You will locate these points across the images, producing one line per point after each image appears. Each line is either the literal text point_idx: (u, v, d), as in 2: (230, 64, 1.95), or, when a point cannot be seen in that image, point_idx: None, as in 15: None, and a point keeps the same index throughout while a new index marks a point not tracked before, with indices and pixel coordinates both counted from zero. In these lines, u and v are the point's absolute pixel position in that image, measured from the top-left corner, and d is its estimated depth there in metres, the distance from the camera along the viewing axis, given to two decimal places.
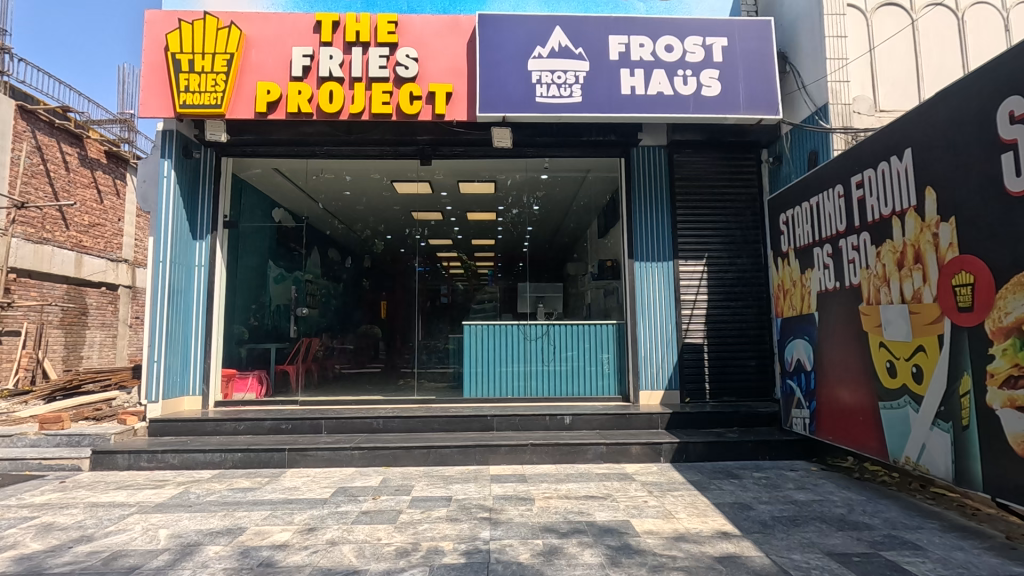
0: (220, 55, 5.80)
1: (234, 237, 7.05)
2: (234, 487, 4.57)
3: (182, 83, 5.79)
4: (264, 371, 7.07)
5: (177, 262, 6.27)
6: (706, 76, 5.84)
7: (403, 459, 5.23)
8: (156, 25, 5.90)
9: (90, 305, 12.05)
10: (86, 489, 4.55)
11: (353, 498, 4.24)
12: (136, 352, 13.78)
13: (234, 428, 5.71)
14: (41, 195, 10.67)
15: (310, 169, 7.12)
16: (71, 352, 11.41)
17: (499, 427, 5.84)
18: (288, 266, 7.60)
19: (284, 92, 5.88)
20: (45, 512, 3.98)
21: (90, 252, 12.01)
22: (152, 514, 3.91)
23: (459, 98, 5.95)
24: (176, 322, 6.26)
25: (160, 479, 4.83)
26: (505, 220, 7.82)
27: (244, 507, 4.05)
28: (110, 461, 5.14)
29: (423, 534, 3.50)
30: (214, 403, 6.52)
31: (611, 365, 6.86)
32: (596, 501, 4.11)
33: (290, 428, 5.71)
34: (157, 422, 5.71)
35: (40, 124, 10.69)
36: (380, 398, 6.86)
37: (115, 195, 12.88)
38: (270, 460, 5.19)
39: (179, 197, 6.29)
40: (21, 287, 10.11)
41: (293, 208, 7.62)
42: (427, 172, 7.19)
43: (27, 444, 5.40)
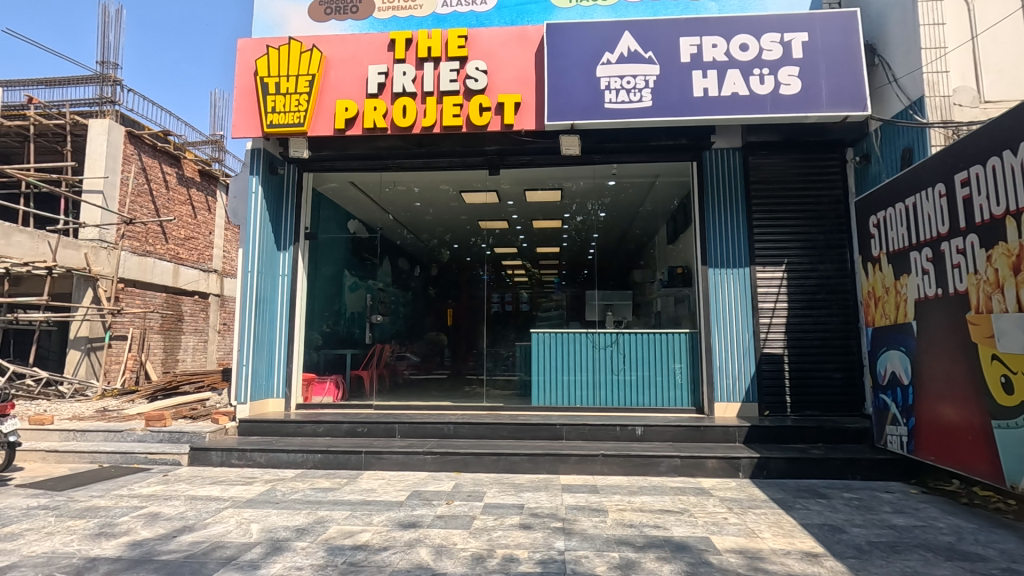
0: (303, 77, 6.17)
1: (314, 248, 7.43)
2: (315, 487, 4.78)
3: (269, 104, 6.20)
4: (340, 376, 7.34)
5: (264, 272, 6.68)
6: (785, 74, 5.59)
7: (474, 465, 5.29)
8: (247, 52, 6.37)
9: (185, 312, 13.03)
10: (185, 483, 4.91)
11: (427, 501, 4.33)
12: (224, 356, 14.75)
13: (314, 430, 5.98)
14: (145, 212, 11.73)
15: (383, 181, 7.42)
16: (169, 354, 12.37)
17: (568, 436, 5.78)
18: (361, 274, 7.85)
19: (361, 108, 6.16)
20: (152, 503, 4.32)
21: (186, 263, 13.03)
22: (244, 509, 4.16)
23: (528, 107, 6.00)
24: (262, 329, 6.67)
25: (249, 477, 5.13)
26: (571, 227, 7.79)
27: (325, 506, 4.22)
28: (205, 458, 5.53)
29: (498, 540, 3.51)
30: (295, 406, 6.89)
31: (684, 376, 6.64)
32: (672, 516, 3.98)
33: (366, 431, 5.94)
34: (246, 422, 6.08)
35: (145, 147, 11.78)
36: (449, 404, 7.00)
37: (207, 210, 13.94)
38: (347, 462, 5.40)
39: (265, 211, 6.72)
40: (128, 295, 11.10)
41: (367, 220, 7.89)
42: (494, 181, 7.33)
43: (135, 439, 5.90)
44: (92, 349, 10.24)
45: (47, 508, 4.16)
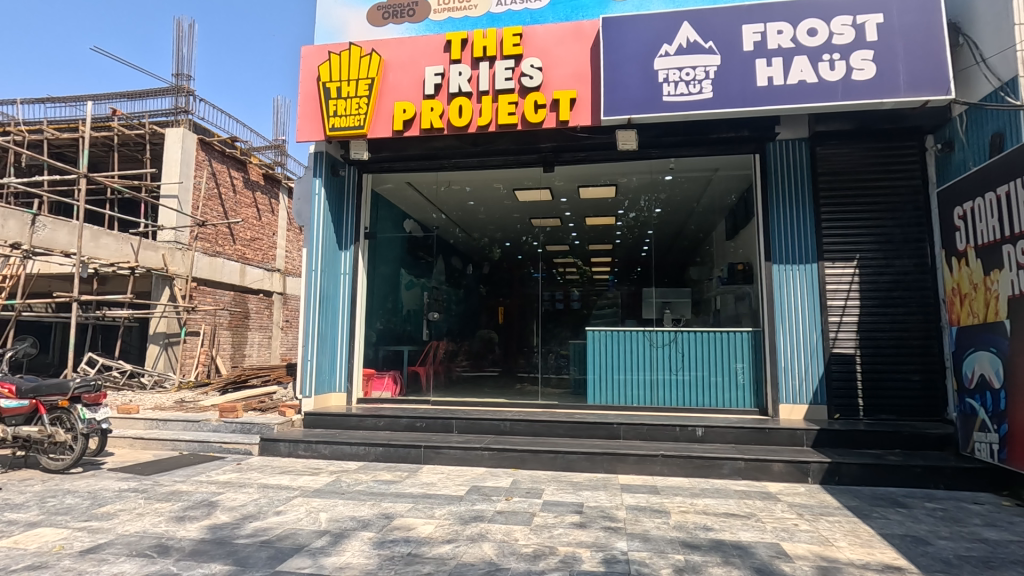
0: (363, 80, 6.36)
1: (373, 247, 7.61)
2: (378, 479, 4.92)
3: (331, 108, 6.42)
4: (398, 372, 7.53)
5: (326, 271, 6.92)
6: (857, 59, 5.29)
7: (531, 463, 5.30)
8: (310, 59, 6.62)
9: (252, 309, 13.69)
10: (257, 472, 5.16)
11: (487, 497, 4.37)
12: (288, 352, 15.39)
13: (375, 424, 6.15)
14: (215, 215, 12.41)
15: (438, 181, 7.54)
16: (237, 350, 13.04)
17: (626, 436, 5.70)
18: (417, 274, 7.98)
19: (418, 110, 6.29)
20: (228, 489, 4.57)
21: (252, 263, 13.71)
22: (312, 498, 4.34)
23: (584, 103, 5.95)
24: (325, 325, 6.92)
25: (316, 467, 5.34)
26: (624, 224, 7.74)
27: (388, 498, 4.34)
28: (274, 448, 5.79)
29: (558, 538, 3.51)
30: (356, 400, 7.12)
31: (746, 375, 6.41)
32: (738, 520, 3.85)
33: (424, 426, 6.06)
34: (310, 415, 6.33)
35: (214, 153, 12.46)
36: (504, 401, 7.03)
37: (271, 213, 14.61)
38: (407, 455, 5.52)
39: (328, 211, 6.96)
40: (200, 293, 11.78)
41: (422, 220, 8.00)
42: (548, 178, 7.31)
43: (211, 429, 6.25)
44: (170, 344, 10.92)
45: (137, 490, 4.48)
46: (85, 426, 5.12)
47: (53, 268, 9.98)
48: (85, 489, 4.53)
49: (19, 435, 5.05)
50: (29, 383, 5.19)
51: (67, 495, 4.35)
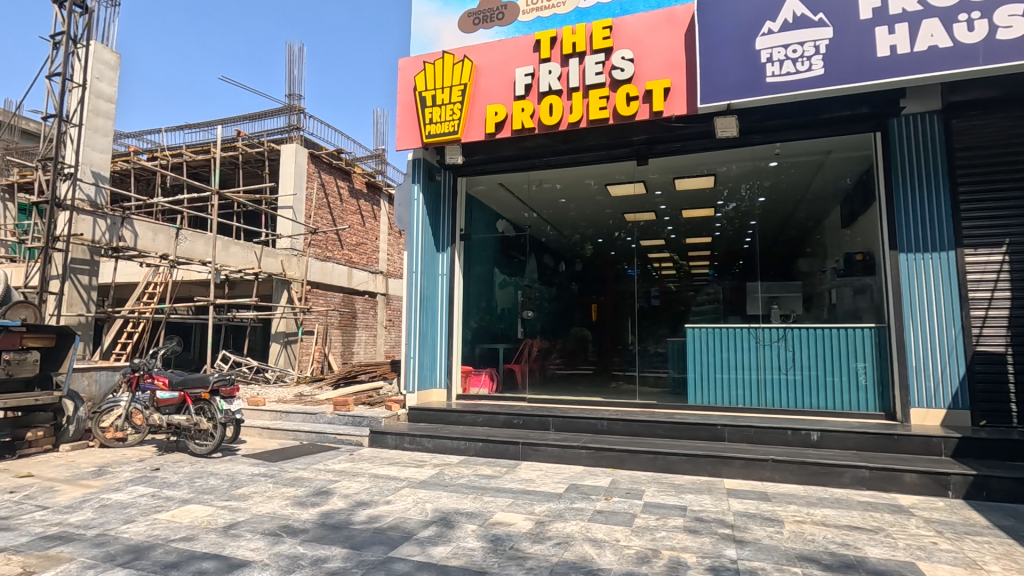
0: (456, 87, 6.58)
1: (468, 249, 7.80)
2: (479, 473, 5.07)
3: (428, 116, 6.71)
4: (494, 369, 7.67)
5: (426, 273, 7.25)
6: (1002, 15, 4.63)
7: (631, 463, 5.20)
8: (407, 70, 6.95)
9: (359, 309, 14.62)
10: (367, 462, 5.51)
11: (586, 496, 4.35)
12: (391, 349, 16.27)
13: (474, 420, 6.35)
14: (325, 222, 13.43)
15: (530, 180, 7.60)
16: (346, 347, 13.99)
17: (731, 439, 5.43)
18: (510, 272, 8.08)
19: (510, 111, 6.39)
20: (344, 478, 4.93)
21: (358, 266, 14.66)
22: (418, 489, 4.56)
23: (679, 91, 5.72)
24: (426, 324, 7.24)
25: (421, 460, 5.60)
26: (723, 215, 7.48)
27: (489, 492, 4.46)
28: (382, 441, 6.15)
29: (662, 541, 3.41)
30: (456, 396, 7.37)
31: (869, 376, 5.87)
32: (864, 534, 3.53)
33: (522, 423, 6.15)
34: (414, 409, 6.66)
35: (323, 165, 13.46)
36: (601, 399, 6.93)
37: (373, 218, 15.56)
38: (506, 451, 5.63)
39: (426, 216, 7.28)
40: (314, 295, 12.78)
41: (514, 220, 8.10)
42: (641, 172, 7.12)
43: (326, 421, 6.77)
44: (289, 342, 11.94)
45: (266, 475, 4.96)
46: (223, 415, 5.74)
47: (193, 275, 11.27)
48: (224, 472, 5.09)
49: (172, 422, 5.78)
50: (178, 376, 5.91)
51: (210, 476, 4.92)
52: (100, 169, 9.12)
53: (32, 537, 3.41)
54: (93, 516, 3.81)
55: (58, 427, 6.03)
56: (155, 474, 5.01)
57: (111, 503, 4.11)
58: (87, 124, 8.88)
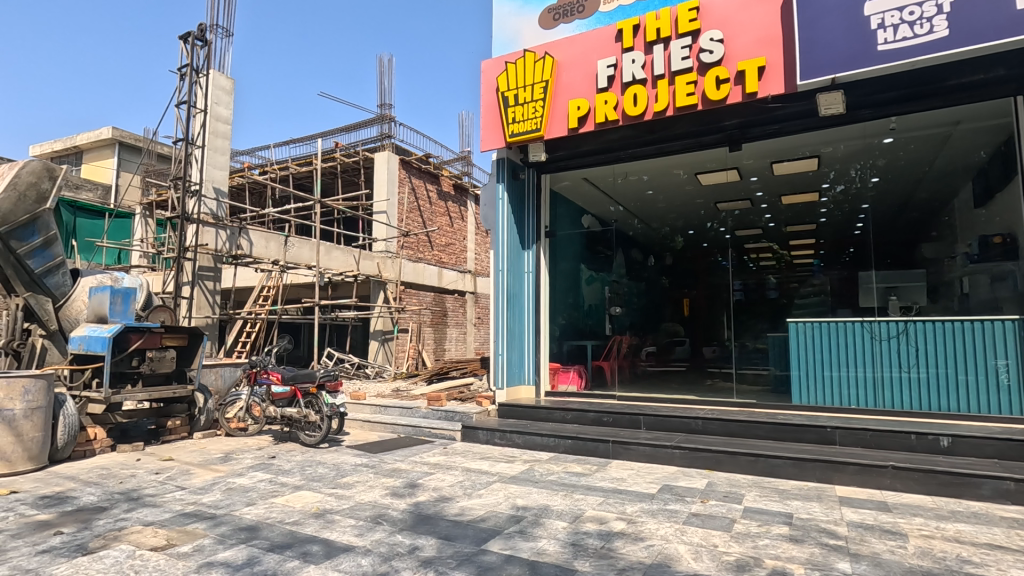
0: (538, 84, 6.60)
1: (553, 245, 7.85)
2: (569, 471, 5.06)
3: (510, 115, 6.79)
4: (582, 366, 7.59)
5: (512, 271, 7.28)
6: None
7: (729, 464, 4.95)
8: (489, 72, 7.06)
9: (449, 308, 15.11)
10: (460, 456, 5.68)
11: (680, 497, 4.20)
12: (481, 346, 16.66)
13: (563, 417, 6.35)
14: (416, 225, 14.03)
15: (615, 173, 7.45)
16: (439, 344, 14.51)
17: (843, 443, 5.00)
18: (597, 267, 7.91)
19: (592, 105, 6.31)
20: (438, 470, 5.12)
21: (448, 266, 15.17)
22: (509, 484, 4.63)
23: (775, 69, 5.33)
24: (513, 322, 7.32)
25: (511, 455, 5.68)
26: (829, 199, 6.84)
27: (580, 490, 4.43)
28: (473, 435, 6.32)
29: (765, 549, 3.21)
30: (544, 393, 7.44)
31: (1012, 376, 5.16)
32: (1009, 555, 3.11)
33: (611, 421, 6.06)
34: (503, 406, 6.75)
35: (412, 170, 14.05)
36: (695, 397, 6.61)
37: (460, 219, 16.01)
38: (596, 450, 5.58)
39: (510, 214, 7.30)
40: (407, 295, 13.37)
41: (600, 215, 7.94)
42: (734, 158, 6.73)
43: (421, 415, 7.07)
44: (386, 339, 12.59)
45: (367, 466, 5.27)
46: (328, 409, 6.17)
47: (300, 278, 12.20)
48: (330, 462, 5.47)
49: (285, 414, 6.30)
50: (289, 372, 6.41)
51: (319, 465, 5.31)
52: (221, 185, 10.12)
53: (173, 513, 3.87)
54: (222, 497, 4.25)
55: (192, 417, 6.80)
56: (272, 461, 5.49)
57: (235, 486, 4.56)
58: (208, 145, 9.88)
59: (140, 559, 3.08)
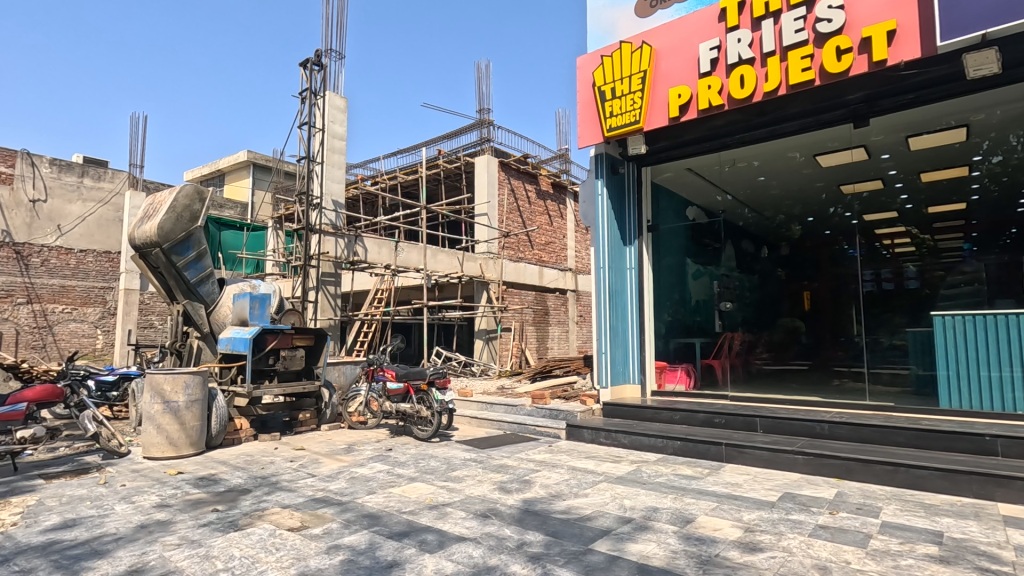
0: (636, 75, 6.42)
1: (656, 239, 7.59)
2: (679, 473, 4.87)
3: (608, 110, 6.68)
4: (691, 365, 7.30)
5: (614, 268, 7.17)
6: None
7: (861, 474, 4.50)
8: (585, 67, 6.98)
9: (551, 306, 15.15)
10: (566, 454, 5.69)
11: (805, 507, 3.88)
12: (584, 344, 16.54)
13: (670, 417, 6.13)
14: (515, 225, 14.27)
15: (722, 161, 7.03)
16: (541, 343, 14.62)
17: (1007, 454, 4.33)
18: (704, 261, 7.57)
19: (694, 91, 6.03)
20: (544, 468, 5.16)
21: (548, 264, 15.25)
22: (616, 485, 4.55)
23: (908, 31, 4.76)
24: (616, 319, 7.19)
25: (617, 455, 5.58)
26: (981, 173, 5.99)
27: (691, 493, 4.25)
28: (578, 434, 6.31)
29: (908, 570, 2.87)
30: (650, 392, 7.19)
31: None
32: None
33: (724, 422, 5.75)
34: (608, 405, 6.66)
35: (511, 172, 14.29)
36: (820, 398, 6.06)
37: (559, 217, 16.01)
38: (707, 452, 5.32)
39: (610, 210, 7.20)
40: (509, 295, 13.61)
41: (706, 205, 7.53)
42: (860, 135, 6.05)
43: (526, 413, 7.13)
44: (490, 338, 12.92)
45: (476, 461, 5.44)
46: (438, 404, 6.48)
47: (410, 281, 12.89)
48: (441, 456, 5.73)
49: (399, 410, 6.68)
50: (402, 369, 6.80)
51: (431, 458, 5.58)
52: (338, 197, 10.98)
53: (305, 498, 4.27)
54: (346, 485, 4.62)
55: (319, 410, 7.44)
56: (389, 453, 5.86)
57: (358, 476, 4.93)
58: (326, 161, 10.77)
59: (280, 538, 3.43)
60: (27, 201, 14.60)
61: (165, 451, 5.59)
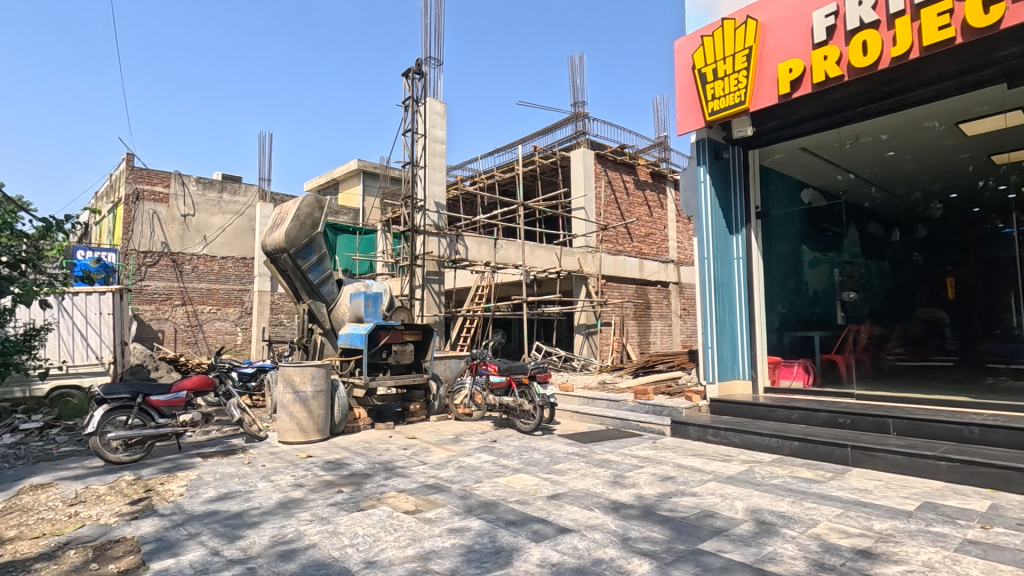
0: (741, 53, 6.05)
1: (766, 226, 7.05)
2: (797, 476, 4.55)
3: (709, 92, 6.38)
4: (810, 360, 6.73)
5: (719, 258, 6.83)
6: None
7: (1022, 485, 3.93)
8: (684, 50, 6.72)
9: (652, 300, 14.72)
10: (671, 452, 5.54)
11: (950, 519, 3.47)
12: (688, 338, 15.89)
13: (787, 415, 5.75)
14: (614, 218, 14.07)
15: (842, 138, 6.37)
16: (643, 337, 14.28)
17: None
18: (823, 249, 7.10)
19: (808, 64, 5.56)
20: (648, 464, 5.07)
21: (649, 257, 14.84)
22: (726, 485, 4.36)
23: None
24: (723, 312, 6.82)
25: (727, 454, 5.33)
26: None
27: (812, 497, 3.97)
28: (684, 431, 6.09)
29: None
30: (763, 390, 6.71)
31: None
32: None
33: (849, 423, 5.29)
34: (717, 401, 6.36)
35: (608, 163, 14.08)
36: (968, 399, 5.35)
37: (660, 207, 15.50)
38: (830, 454, 4.92)
39: (715, 198, 6.83)
40: (609, 289, 13.44)
41: (824, 186, 7.04)
42: (1016, 96, 5.21)
43: (628, 408, 7.12)
44: (590, 333, 12.86)
45: (579, 455, 5.47)
46: (540, 398, 6.59)
47: (509, 277, 13.16)
48: (544, 449, 5.81)
49: (502, 403, 6.86)
50: (505, 363, 7.01)
51: (534, 451, 5.69)
52: (440, 199, 11.48)
53: (419, 483, 4.55)
54: (456, 473, 4.85)
55: (428, 402, 7.87)
56: (494, 444, 6.06)
57: (466, 465, 5.15)
58: (429, 165, 11.29)
59: (398, 519, 3.69)
60: (180, 216, 16.80)
61: (296, 436, 6.21)
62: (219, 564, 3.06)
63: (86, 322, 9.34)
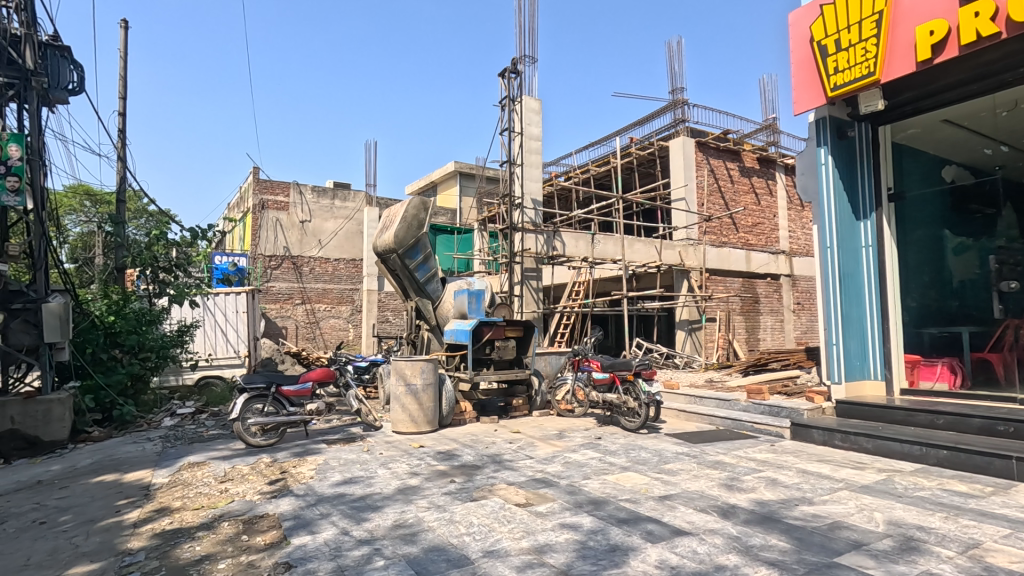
0: (869, 19, 5.46)
1: (901, 210, 6.35)
2: (948, 488, 4.05)
3: (831, 66, 5.84)
4: (957, 359, 5.99)
5: (844, 247, 6.27)
6: None
7: None
8: (800, 23, 6.21)
9: (761, 294, 13.82)
10: (792, 456, 5.15)
11: None
12: (803, 335, 14.72)
13: (931, 421, 5.13)
14: (717, 208, 13.37)
15: (998, 104, 5.60)
16: (751, 334, 13.49)
17: None
18: (971, 233, 6.17)
19: (954, 23, 4.91)
20: (768, 468, 4.75)
21: (756, 248, 13.97)
22: (862, 495, 3.97)
23: None
24: (849, 306, 6.26)
25: (859, 462, 4.87)
26: None
27: (969, 514, 3.51)
28: (806, 435, 5.65)
29: None
30: (900, 391, 6.07)
31: None
32: None
33: (1012, 431, 4.61)
34: (842, 404, 5.84)
35: (710, 150, 13.39)
36: None
37: (769, 194, 14.47)
38: (989, 466, 4.32)
39: (839, 180, 6.28)
40: (713, 283, 12.80)
41: (970, 162, 6.29)
42: None
43: (740, 408, 6.76)
44: (693, 329, 12.34)
45: (689, 455, 5.26)
46: (645, 396, 6.43)
47: (607, 273, 12.99)
48: (652, 447, 5.65)
49: (606, 399, 6.75)
50: (607, 360, 6.85)
51: (642, 450, 5.55)
52: (536, 195, 11.53)
53: (527, 477, 4.61)
54: (562, 469, 4.86)
55: (530, 397, 7.96)
56: (599, 441, 5.99)
57: (572, 461, 5.14)
58: (525, 162, 11.41)
59: (510, 511, 3.76)
60: (298, 222, 18.32)
61: (409, 427, 6.54)
62: (350, 543, 3.29)
63: (225, 321, 10.50)
